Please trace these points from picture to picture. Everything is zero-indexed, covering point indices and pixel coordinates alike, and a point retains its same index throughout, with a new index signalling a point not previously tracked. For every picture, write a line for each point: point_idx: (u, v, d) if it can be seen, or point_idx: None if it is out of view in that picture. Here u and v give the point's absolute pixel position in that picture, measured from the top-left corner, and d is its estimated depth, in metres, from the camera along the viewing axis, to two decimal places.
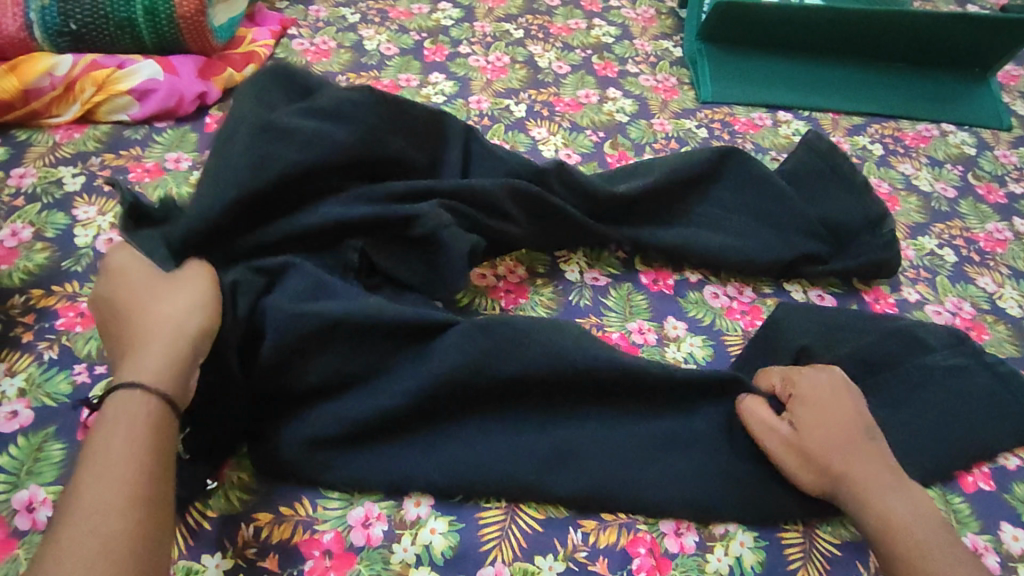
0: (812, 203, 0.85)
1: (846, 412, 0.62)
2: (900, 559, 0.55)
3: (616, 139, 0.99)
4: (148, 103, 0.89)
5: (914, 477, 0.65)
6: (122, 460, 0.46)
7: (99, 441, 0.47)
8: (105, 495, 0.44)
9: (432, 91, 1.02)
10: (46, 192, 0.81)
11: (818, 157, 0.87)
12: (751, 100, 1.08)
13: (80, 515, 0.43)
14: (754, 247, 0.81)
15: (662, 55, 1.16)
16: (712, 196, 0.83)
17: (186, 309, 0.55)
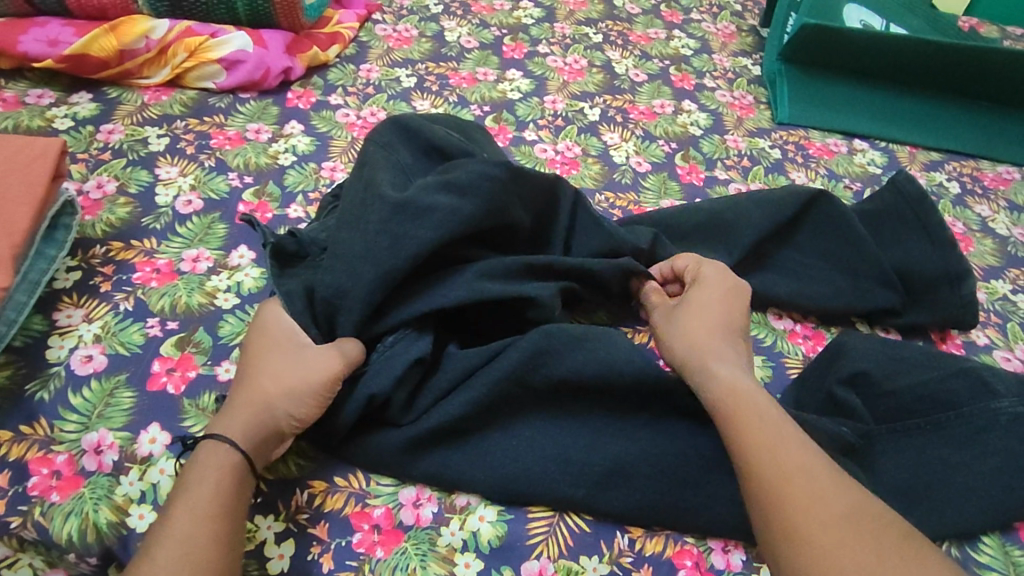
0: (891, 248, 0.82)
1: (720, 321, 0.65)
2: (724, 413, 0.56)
3: (688, 152, 0.99)
4: (236, 73, 0.91)
5: (973, 522, 0.63)
6: (204, 497, 0.49)
7: (187, 480, 0.50)
8: (182, 519, 0.47)
9: (509, 86, 1.03)
10: (132, 150, 0.83)
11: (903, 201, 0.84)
12: (827, 125, 1.07)
13: (158, 542, 0.46)
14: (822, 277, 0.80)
15: (740, 72, 1.15)
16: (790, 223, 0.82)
17: (282, 369, 0.57)
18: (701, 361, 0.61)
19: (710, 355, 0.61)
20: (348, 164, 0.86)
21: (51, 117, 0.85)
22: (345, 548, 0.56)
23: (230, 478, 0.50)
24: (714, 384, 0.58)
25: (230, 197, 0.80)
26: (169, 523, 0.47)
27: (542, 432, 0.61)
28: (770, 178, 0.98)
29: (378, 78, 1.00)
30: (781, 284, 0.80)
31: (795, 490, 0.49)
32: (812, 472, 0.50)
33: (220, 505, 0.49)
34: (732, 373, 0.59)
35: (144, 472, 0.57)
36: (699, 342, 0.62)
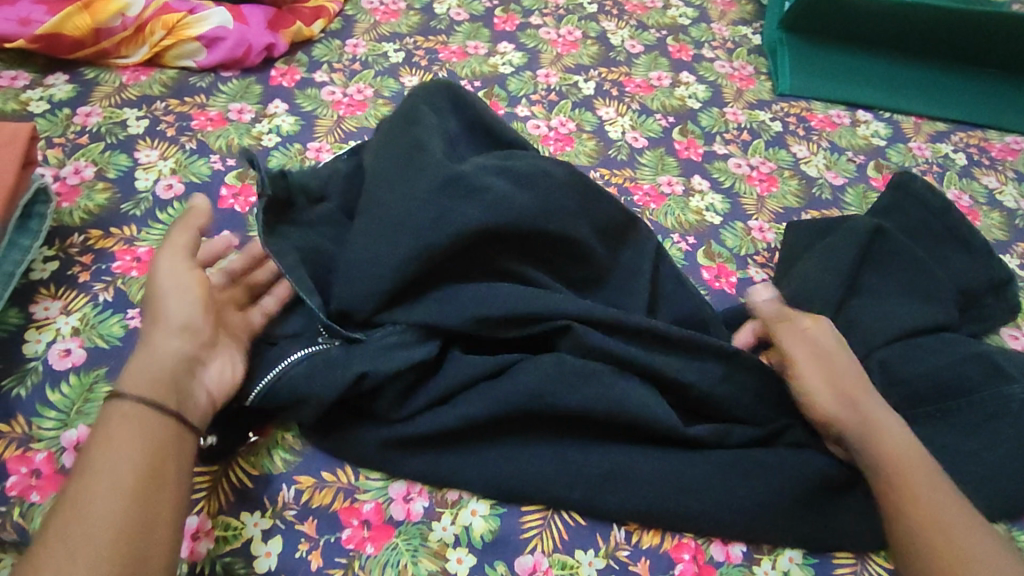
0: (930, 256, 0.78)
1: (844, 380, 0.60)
2: (897, 506, 0.54)
3: (687, 126, 0.96)
4: (217, 50, 0.88)
5: (979, 507, 0.61)
6: (123, 465, 0.46)
7: (104, 442, 0.48)
8: (99, 490, 0.45)
9: (500, 60, 0.99)
10: (111, 132, 0.80)
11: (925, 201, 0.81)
12: (829, 96, 1.04)
13: (72, 517, 0.44)
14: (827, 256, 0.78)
15: (740, 41, 1.11)
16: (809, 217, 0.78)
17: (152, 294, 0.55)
18: (864, 427, 0.58)
19: (865, 417, 0.58)
20: (335, 144, 0.83)
21: (25, 99, 0.82)
22: (333, 545, 0.54)
23: (146, 438, 0.48)
24: (886, 458, 0.56)
25: (213, 181, 0.77)
26: (84, 494, 0.45)
27: (534, 422, 0.59)
28: (771, 152, 0.95)
29: (365, 54, 0.96)
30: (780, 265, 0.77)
31: (974, 554, 0.51)
32: (970, 526, 0.53)
33: (141, 473, 0.47)
34: (901, 436, 0.57)
35: None
36: (848, 416, 0.58)
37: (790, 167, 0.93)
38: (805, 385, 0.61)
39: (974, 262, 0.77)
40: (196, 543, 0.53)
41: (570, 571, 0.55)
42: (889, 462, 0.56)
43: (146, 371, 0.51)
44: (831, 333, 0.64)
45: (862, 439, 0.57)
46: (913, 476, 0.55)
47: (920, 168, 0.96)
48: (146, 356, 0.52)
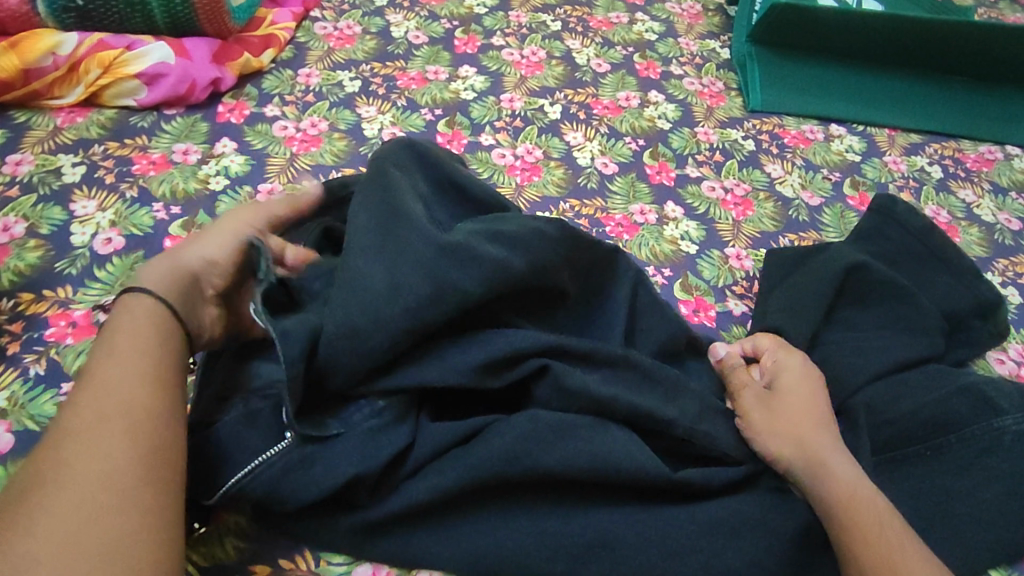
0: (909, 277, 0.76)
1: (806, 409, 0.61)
2: (849, 533, 0.52)
3: (657, 148, 0.92)
4: (158, 88, 0.83)
5: (978, 555, 0.59)
6: (119, 401, 0.43)
7: (100, 374, 0.44)
8: (94, 433, 0.41)
9: (461, 85, 0.95)
10: (43, 182, 0.75)
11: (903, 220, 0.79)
12: (802, 110, 1.01)
13: (64, 460, 0.40)
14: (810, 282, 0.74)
15: (709, 56, 1.08)
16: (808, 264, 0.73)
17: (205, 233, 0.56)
18: (812, 457, 0.56)
19: (815, 449, 0.57)
20: (288, 185, 0.79)
21: None
22: None
23: (163, 348, 0.47)
24: (832, 484, 0.55)
25: (156, 232, 0.72)
26: (79, 433, 0.41)
27: (509, 492, 0.55)
28: (745, 173, 0.92)
29: (318, 84, 0.91)
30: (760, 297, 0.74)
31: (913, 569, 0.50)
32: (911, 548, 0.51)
33: (134, 412, 0.43)
34: (847, 471, 0.56)
35: None
36: (803, 435, 0.58)
37: (765, 189, 0.90)
38: (763, 413, 0.60)
39: (961, 286, 0.74)
40: None
41: None
42: (842, 490, 0.54)
43: (161, 282, 0.51)
44: (806, 376, 0.64)
45: (812, 462, 0.56)
46: (865, 507, 0.53)
47: (897, 183, 0.94)
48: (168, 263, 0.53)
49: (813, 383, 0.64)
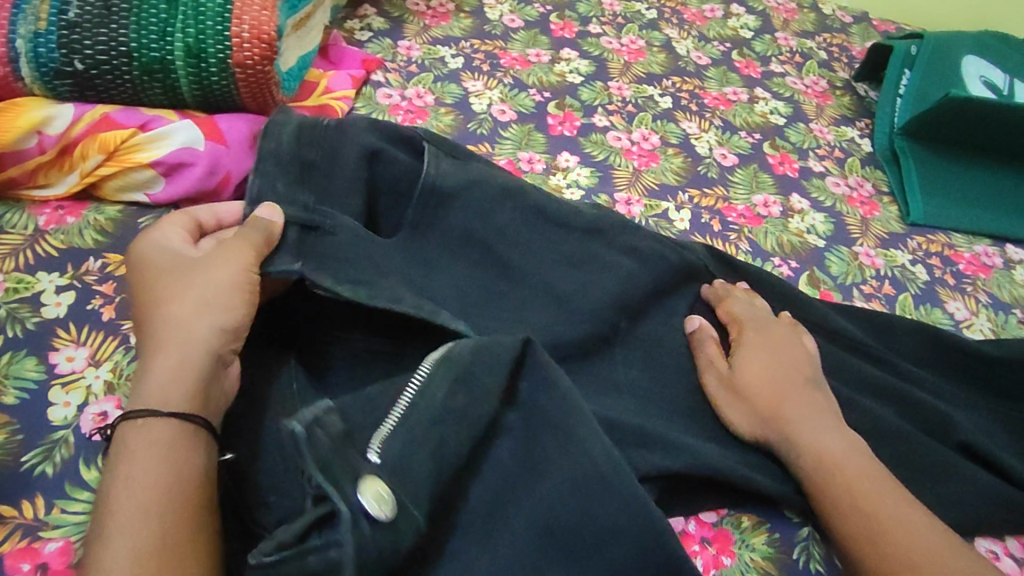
0: None
1: (776, 365, 0.58)
2: (834, 505, 0.49)
3: (814, 273, 0.73)
4: (180, 181, 0.61)
5: None
6: (156, 482, 0.38)
7: (114, 478, 0.38)
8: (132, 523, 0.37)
9: (563, 180, 0.75)
10: (14, 319, 0.53)
11: None
12: (971, 226, 0.82)
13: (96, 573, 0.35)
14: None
15: (848, 148, 0.89)
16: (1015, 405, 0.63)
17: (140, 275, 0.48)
18: (781, 424, 0.54)
19: (790, 418, 0.54)
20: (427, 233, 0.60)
21: None
22: None
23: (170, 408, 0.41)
24: (804, 457, 0.52)
25: None
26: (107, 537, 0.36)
27: None
28: (925, 313, 0.72)
29: None
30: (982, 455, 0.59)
31: (916, 556, 0.46)
32: (905, 516, 0.48)
33: (170, 490, 0.38)
34: (825, 436, 0.53)
35: None
36: (768, 389, 0.56)
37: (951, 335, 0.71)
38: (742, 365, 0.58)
39: None
40: None
41: None
42: (817, 455, 0.52)
43: (167, 356, 0.42)
44: (766, 331, 0.61)
45: (785, 432, 0.54)
46: (854, 473, 0.51)
47: None
48: (177, 332, 0.43)
49: (776, 332, 0.61)
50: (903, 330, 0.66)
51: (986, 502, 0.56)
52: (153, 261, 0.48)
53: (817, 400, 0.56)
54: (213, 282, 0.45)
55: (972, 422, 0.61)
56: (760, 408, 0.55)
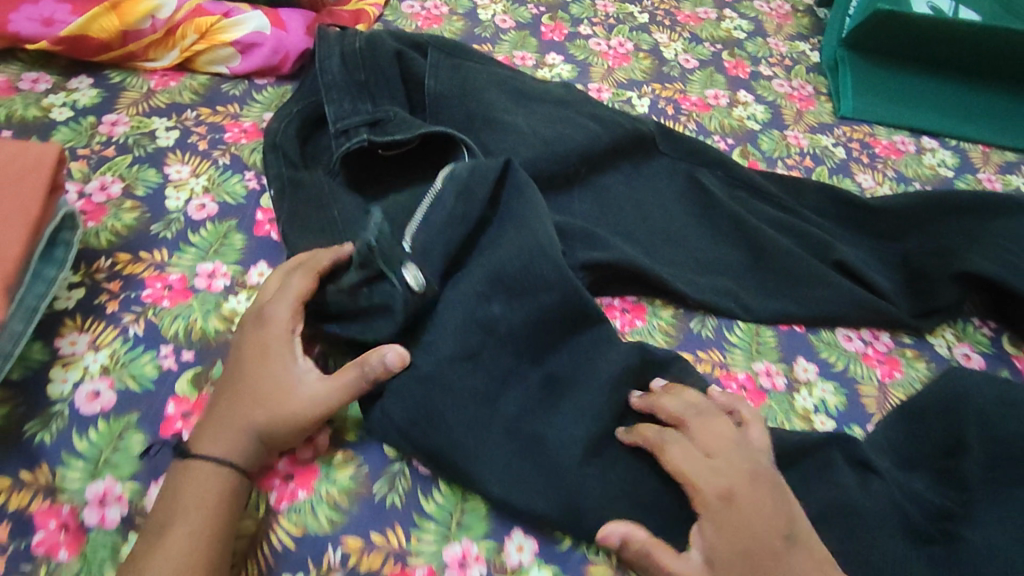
0: (985, 260, 0.75)
1: (750, 489, 0.53)
2: None
3: (746, 148, 0.90)
4: (252, 57, 0.82)
5: None
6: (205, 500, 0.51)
7: (181, 484, 0.52)
8: (192, 503, 0.50)
9: (549, 73, 0.94)
10: (138, 144, 0.75)
11: (976, 219, 0.79)
12: (893, 121, 0.98)
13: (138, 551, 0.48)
14: (882, 270, 0.78)
15: (798, 58, 1.05)
16: (883, 236, 0.80)
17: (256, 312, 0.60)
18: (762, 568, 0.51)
19: (743, 547, 0.51)
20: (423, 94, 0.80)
21: (48, 106, 0.77)
22: None
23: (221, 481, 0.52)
24: (766, 549, 0.51)
25: (248, 201, 0.72)
26: (162, 521, 0.50)
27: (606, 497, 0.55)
28: (836, 181, 0.89)
29: None
30: (850, 268, 0.76)
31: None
32: (763, 495, 0.53)
33: (216, 504, 0.51)
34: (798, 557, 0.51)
35: None
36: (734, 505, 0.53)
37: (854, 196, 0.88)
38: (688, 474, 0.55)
39: None
40: None
41: None
42: (790, 527, 0.52)
43: (251, 415, 0.54)
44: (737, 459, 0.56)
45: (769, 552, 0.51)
46: (807, 526, 0.54)
47: None
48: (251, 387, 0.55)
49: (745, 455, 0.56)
50: (801, 185, 0.83)
51: (843, 300, 0.74)
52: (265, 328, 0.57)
53: (778, 501, 0.53)
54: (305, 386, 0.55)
55: (855, 252, 0.78)
56: (746, 532, 0.52)
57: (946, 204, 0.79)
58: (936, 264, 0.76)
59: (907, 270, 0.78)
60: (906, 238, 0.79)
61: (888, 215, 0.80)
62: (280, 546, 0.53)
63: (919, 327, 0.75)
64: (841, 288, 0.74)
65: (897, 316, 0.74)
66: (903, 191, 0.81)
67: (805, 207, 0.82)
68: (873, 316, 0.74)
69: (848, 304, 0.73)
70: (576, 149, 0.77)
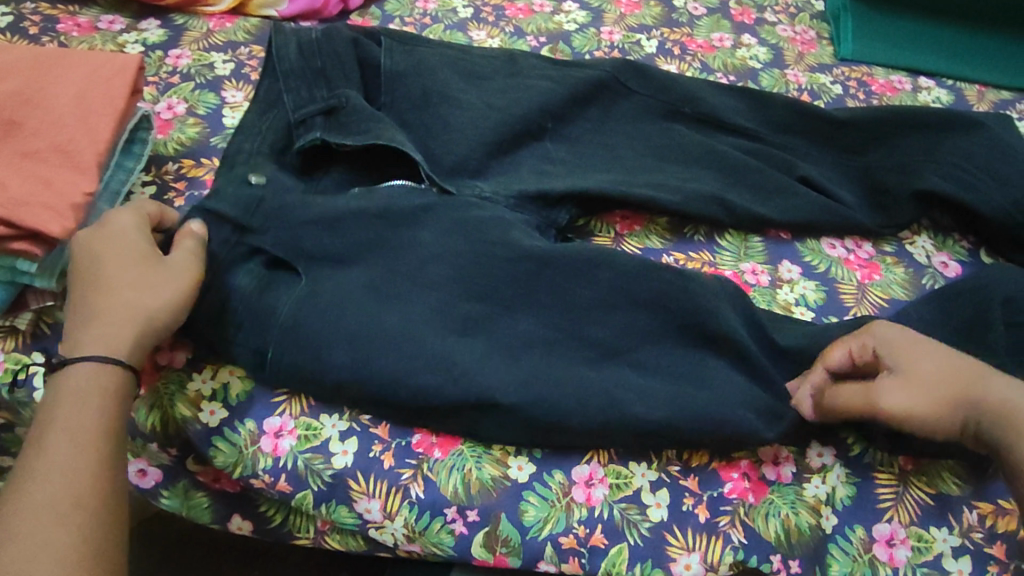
0: (939, 170, 0.79)
1: (932, 352, 0.58)
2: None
3: (747, 84, 0.97)
4: (298, 1, 0.94)
5: None
6: (87, 426, 0.51)
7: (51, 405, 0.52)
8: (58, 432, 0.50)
9: (565, 18, 1.02)
10: (199, 74, 0.85)
11: (936, 131, 0.82)
12: (890, 62, 1.03)
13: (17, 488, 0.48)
14: (846, 183, 0.82)
15: (803, 7, 1.12)
16: (850, 150, 0.84)
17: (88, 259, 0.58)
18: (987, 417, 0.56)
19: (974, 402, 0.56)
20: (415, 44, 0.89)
21: (123, 42, 0.88)
22: (405, 448, 0.60)
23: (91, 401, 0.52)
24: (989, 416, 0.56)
25: None
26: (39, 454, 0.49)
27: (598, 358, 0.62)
28: None
29: (435, 9, 1.01)
30: (817, 184, 0.80)
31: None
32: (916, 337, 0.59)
33: (86, 418, 0.52)
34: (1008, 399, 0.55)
35: (309, 433, 0.60)
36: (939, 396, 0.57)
37: None
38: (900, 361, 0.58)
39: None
40: (280, 439, 0.60)
41: (623, 481, 0.60)
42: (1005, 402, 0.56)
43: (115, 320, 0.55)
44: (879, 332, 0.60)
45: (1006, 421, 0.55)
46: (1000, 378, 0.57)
47: None
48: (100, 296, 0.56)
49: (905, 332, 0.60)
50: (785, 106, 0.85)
51: (813, 210, 0.78)
52: (115, 238, 0.58)
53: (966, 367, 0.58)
54: (160, 295, 0.56)
55: (818, 169, 0.82)
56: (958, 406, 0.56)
57: (908, 121, 0.83)
58: (897, 179, 0.80)
59: (867, 181, 0.82)
60: (868, 151, 0.83)
61: (850, 129, 0.84)
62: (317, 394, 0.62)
63: (877, 231, 0.80)
64: (810, 199, 0.78)
65: (856, 220, 0.78)
66: (865, 105, 0.84)
67: (773, 126, 0.85)
68: (841, 225, 0.78)
69: (815, 211, 0.78)
70: (582, 71, 0.84)
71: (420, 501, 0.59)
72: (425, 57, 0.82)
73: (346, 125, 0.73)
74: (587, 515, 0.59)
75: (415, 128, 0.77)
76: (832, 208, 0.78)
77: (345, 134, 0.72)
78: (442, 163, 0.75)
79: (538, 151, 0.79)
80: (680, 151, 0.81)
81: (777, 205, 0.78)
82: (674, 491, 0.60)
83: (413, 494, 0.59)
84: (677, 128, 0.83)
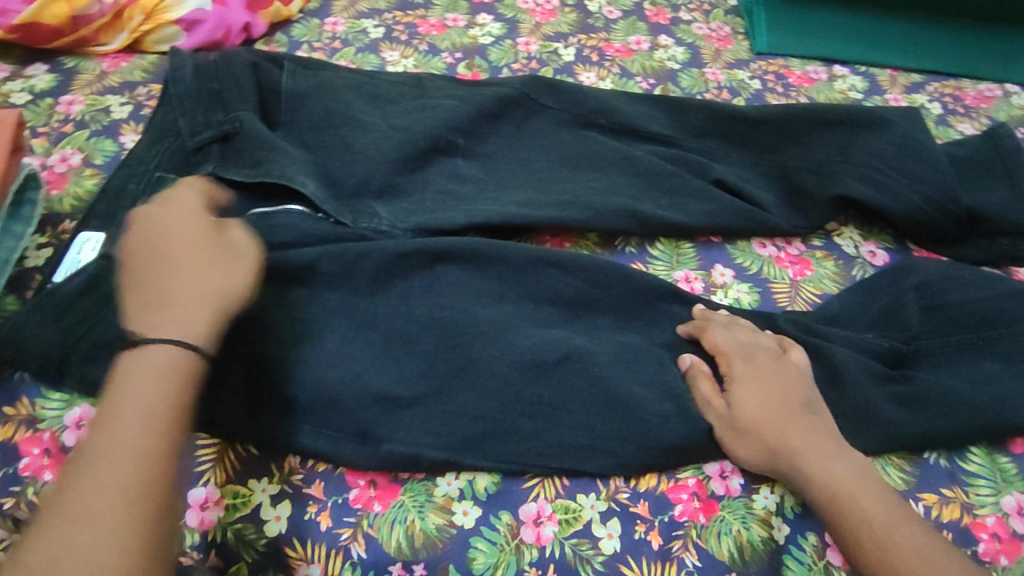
0: (852, 167, 0.80)
1: (784, 391, 0.61)
2: (846, 527, 0.54)
3: (667, 86, 0.97)
4: (195, 34, 0.89)
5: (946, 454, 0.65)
6: (159, 410, 0.46)
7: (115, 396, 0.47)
8: (118, 448, 0.44)
9: (480, 32, 1.00)
10: (94, 120, 0.80)
11: (847, 127, 0.83)
12: (804, 53, 1.05)
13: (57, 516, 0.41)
14: (768, 183, 0.82)
15: (716, 3, 1.12)
16: (768, 148, 0.83)
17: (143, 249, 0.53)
18: (807, 477, 0.57)
19: (799, 450, 0.57)
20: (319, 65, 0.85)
21: (7, 92, 0.82)
22: (341, 505, 0.57)
23: (159, 386, 0.47)
24: (816, 484, 0.56)
25: None
26: (104, 442, 0.44)
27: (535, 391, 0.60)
28: None
29: (344, 32, 0.98)
30: (734, 186, 0.80)
31: (904, 553, 0.51)
32: (777, 385, 0.61)
33: (175, 418, 0.47)
34: (835, 466, 0.56)
35: (239, 504, 0.56)
36: (772, 437, 0.59)
37: None
38: (742, 403, 0.61)
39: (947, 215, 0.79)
40: (206, 512, 0.56)
41: (573, 516, 0.58)
42: (831, 474, 0.56)
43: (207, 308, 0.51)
44: (755, 357, 0.63)
45: (825, 489, 0.56)
46: (846, 455, 0.58)
47: None
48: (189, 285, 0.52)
49: (781, 373, 0.62)
50: (703, 108, 0.84)
51: (737, 212, 0.77)
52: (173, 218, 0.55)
53: (817, 428, 0.59)
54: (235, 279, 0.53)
55: (733, 170, 0.82)
56: (781, 451, 0.58)
57: (822, 118, 0.83)
58: (815, 179, 0.81)
59: (783, 181, 0.82)
60: (784, 150, 0.83)
61: (766, 130, 0.84)
62: (244, 461, 0.58)
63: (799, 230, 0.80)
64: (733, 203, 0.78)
65: (774, 222, 0.78)
66: (778, 106, 0.84)
67: (689, 130, 0.84)
68: (762, 227, 0.78)
69: (739, 214, 0.77)
70: (496, 88, 0.82)
71: (362, 561, 0.55)
72: (332, 84, 0.78)
73: (239, 153, 0.70)
74: (538, 556, 0.56)
75: (326, 156, 0.74)
76: (751, 211, 0.78)
77: (237, 167, 0.69)
78: (360, 194, 0.72)
79: (458, 174, 0.77)
80: (603, 162, 0.79)
81: (702, 208, 0.77)
82: (625, 519, 0.58)
83: (355, 554, 0.56)
84: (599, 137, 0.81)
